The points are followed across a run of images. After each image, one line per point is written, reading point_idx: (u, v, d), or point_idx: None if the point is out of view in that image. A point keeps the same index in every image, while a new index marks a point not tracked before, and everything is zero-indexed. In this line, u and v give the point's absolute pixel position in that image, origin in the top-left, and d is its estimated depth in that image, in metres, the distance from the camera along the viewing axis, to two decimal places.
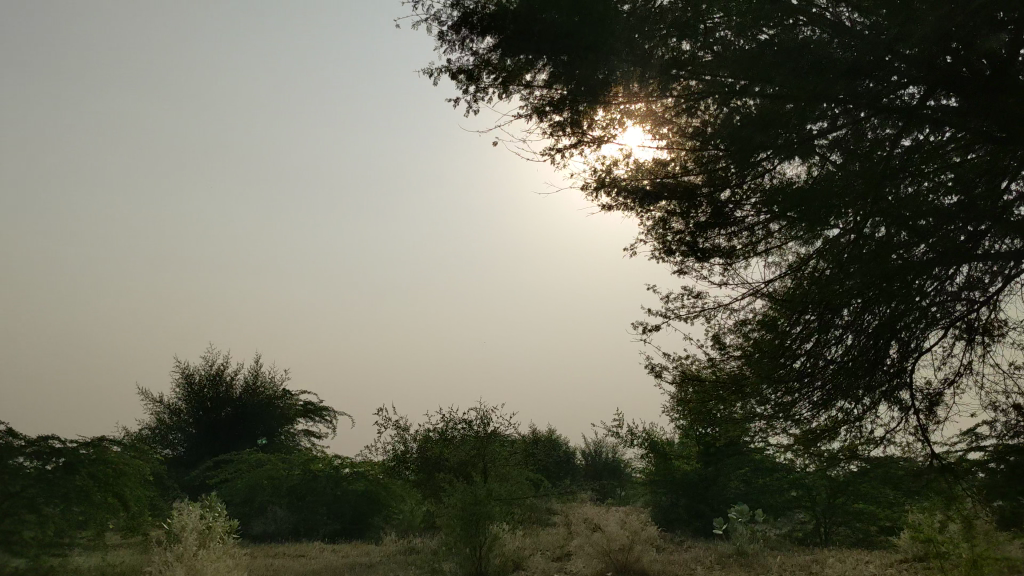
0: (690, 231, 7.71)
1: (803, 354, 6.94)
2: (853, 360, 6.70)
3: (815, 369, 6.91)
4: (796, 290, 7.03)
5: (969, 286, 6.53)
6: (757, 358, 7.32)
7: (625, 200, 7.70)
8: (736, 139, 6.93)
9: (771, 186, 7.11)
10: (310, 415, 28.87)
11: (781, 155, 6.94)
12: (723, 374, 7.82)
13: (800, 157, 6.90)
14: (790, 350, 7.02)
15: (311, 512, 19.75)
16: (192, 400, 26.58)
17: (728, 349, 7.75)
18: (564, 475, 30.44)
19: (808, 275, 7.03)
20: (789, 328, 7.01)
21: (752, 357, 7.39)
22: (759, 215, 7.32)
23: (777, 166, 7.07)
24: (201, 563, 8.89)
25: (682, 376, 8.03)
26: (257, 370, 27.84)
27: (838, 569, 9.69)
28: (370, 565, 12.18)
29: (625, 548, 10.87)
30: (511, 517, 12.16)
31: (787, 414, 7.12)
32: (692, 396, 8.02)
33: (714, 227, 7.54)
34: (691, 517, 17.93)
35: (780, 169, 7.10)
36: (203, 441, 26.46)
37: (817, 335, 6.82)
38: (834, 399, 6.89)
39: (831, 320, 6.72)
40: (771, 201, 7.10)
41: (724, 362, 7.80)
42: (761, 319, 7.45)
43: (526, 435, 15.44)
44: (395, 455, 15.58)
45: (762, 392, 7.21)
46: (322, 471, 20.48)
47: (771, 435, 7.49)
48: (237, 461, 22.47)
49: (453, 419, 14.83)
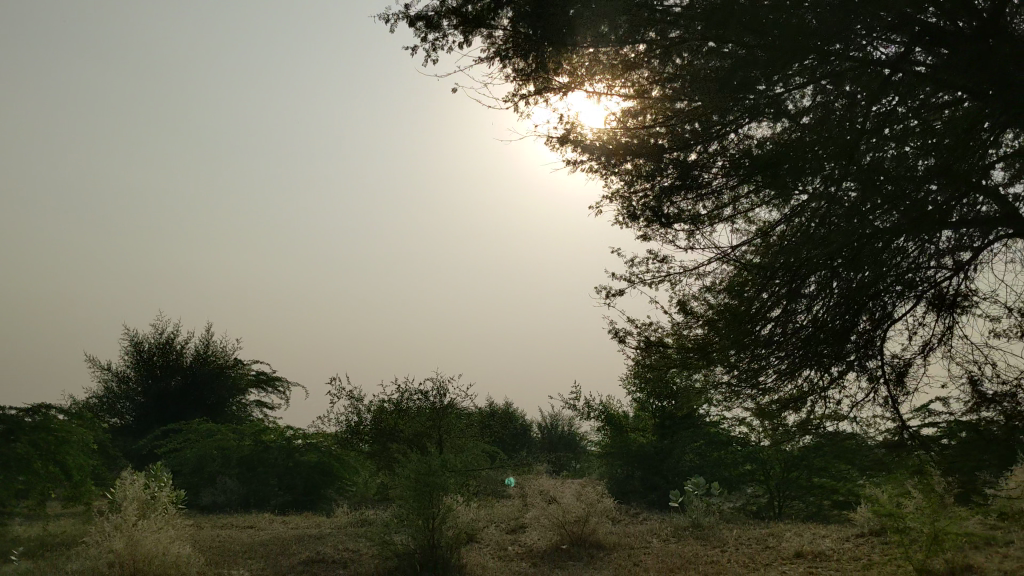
0: (655, 195, 7.50)
1: (771, 322, 6.79)
2: (820, 328, 6.56)
3: (783, 337, 6.76)
4: (765, 255, 6.87)
5: (941, 255, 6.40)
6: (724, 325, 7.14)
7: (590, 159, 7.45)
8: (705, 97, 6.71)
9: (740, 147, 6.92)
10: (263, 385, 28.41)
11: (751, 115, 6.76)
12: (688, 342, 7.63)
13: (770, 118, 6.72)
14: (758, 317, 6.87)
15: (261, 483, 19.36)
16: (141, 367, 25.95)
17: (692, 316, 7.56)
18: (520, 447, 30.33)
19: (777, 241, 6.88)
20: (756, 295, 6.85)
21: (719, 324, 7.22)
22: (726, 179, 7.13)
23: (747, 127, 6.88)
24: (140, 534, 8.52)
25: (645, 343, 7.83)
26: (209, 338, 27.26)
27: (795, 543, 9.57)
28: (319, 537, 11.88)
29: (580, 521, 10.67)
30: (465, 490, 11.92)
31: (752, 382, 6.99)
32: (656, 364, 7.83)
33: (680, 191, 7.34)
34: (646, 489, 17.86)
35: (748, 132, 6.92)
36: (152, 410, 25.88)
37: (786, 303, 6.66)
38: (801, 368, 6.76)
39: (799, 286, 6.57)
40: (740, 163, 6.92)
41: (689, 329, 7.61)
42: (728, 286, 7.27)
43: (482, 407, 15.20)
44: (348, 426, 15.25)
45: (728, 360, 7.06)
46: (274, 441, 20.10)
47: (737, 405, 7.33)
48: (186, 430, 21.99)
49: (408, 389, 14.53)
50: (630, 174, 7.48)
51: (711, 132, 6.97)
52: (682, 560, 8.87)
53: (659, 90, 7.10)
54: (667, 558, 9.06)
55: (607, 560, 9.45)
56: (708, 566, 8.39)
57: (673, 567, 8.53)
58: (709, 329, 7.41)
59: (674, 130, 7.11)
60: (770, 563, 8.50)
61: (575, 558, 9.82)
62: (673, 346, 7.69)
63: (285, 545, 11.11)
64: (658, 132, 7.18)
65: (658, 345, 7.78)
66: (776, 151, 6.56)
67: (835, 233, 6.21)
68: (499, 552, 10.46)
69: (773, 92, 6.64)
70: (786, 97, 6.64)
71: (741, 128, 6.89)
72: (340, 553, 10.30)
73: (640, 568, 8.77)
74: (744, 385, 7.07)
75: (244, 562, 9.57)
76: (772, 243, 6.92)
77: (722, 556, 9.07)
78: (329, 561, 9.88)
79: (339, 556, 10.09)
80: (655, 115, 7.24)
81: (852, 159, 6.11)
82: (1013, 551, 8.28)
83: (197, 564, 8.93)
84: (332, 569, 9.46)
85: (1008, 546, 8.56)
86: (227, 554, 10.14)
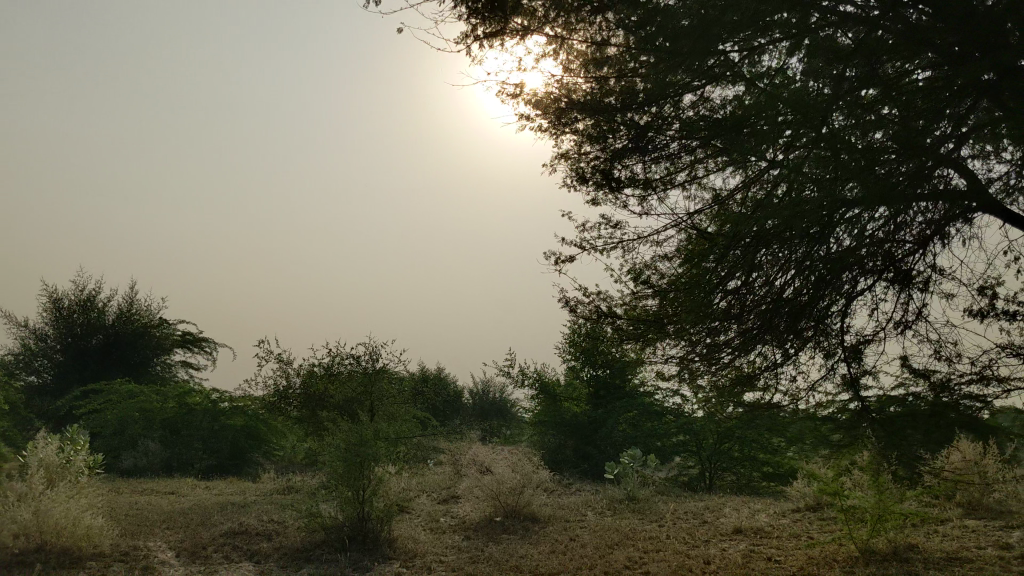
0: (606, 160, 7.25)
1: (726, 294, 6.58)
2: (773, 305, 6.42)
3: (739, 313, 6.56)
4: (723, 225, 6.69)
5: (899, 229, 6.30)
6: (682, 297, 6.91)
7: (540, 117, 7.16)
8: (662, 61, 6.44)
9: (698, 110, 6.81)
10: (189, 346, 27.61)
11: (712, 80, 6.68)
12: (644, 311, 7.40)
13: (731, 80, 6.64)
14: (713, 289, 6.62)
15: (185, 447, 18.73)
16: (60, 324, 24.87)
17: (643, 285, 7.34)
18: (452, 414, 30.00)
19: (736, 207, 6.77)
20: (708, 268, 6.64)
21: (676, 295, 7.00)
22: (679, 145, 6.92)
23: (705, 91, 6.78)
24: (48, 504, 7.99)
25: (600, 311, 7.57)
26: (133, 296, 26.32)
27: (733, 518, 9.44)
28: (242, 506, 11.40)
29: (515, 492, 10.38)
30: (396, 460, 11.57)
31: (707, 357, 6.89)
32: (611, 333, 7.59)
33: (632, 155, 7.09)
34: (578, 459, 17.72)
35: (706, 95, 6.82)
36: (71, 369, 24.88)
37: (744, 276, 6.44)
38: (754, 344, 6.63)
39: (753, 261, 6.34)
40: (696, 128, 6.73)
41: (644, 298, 7.37)
42: (684, 253, 7.08)
43: (415, 373, 14.82)
44: (276, 390, 14.74)
45: (682, 333, 6.92)
46: (200, 404, 19.47)
47: (693, 378, 7.19)
48: (107, 390, 21.22)
49: (339, 353, 14.09)
50: (580, 137, 7.23)
51: (663, 99, 6.74)
52: (620, 535, 8.66)
53: (613, 50, 6.88)
54: (605, 533, 8.83)
55: (543, 534, 9.19)
56: (648, 542, 8.18)
57: (612, 542, 8.31)
58: (661, 298, 7.21)
59: (625, 94, 6.86)
60: (710, 540, 8.33)
61: (510, 531, 9.54)
62: (629, 315, 7.46)
63: (206, 514, 10.62)
64: (609, 93, 6.92)
65: (614, 315, 7.53)
66: (737, 116, 6.43)
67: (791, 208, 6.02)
68: (430, 523, 10.14)
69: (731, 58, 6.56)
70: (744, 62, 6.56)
71: (700, 92, 6.79)
72: (264, 525, 9.85)
73: (578, 542, 8.53)
74: (700, 358, 6.96)
75: (162, 533, 9.11)
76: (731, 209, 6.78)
77: (660, 531, 8.88)
78: (251, 533, 9.44)
79: (262, 527, 9.68)
80: (606, 77, 6.94)
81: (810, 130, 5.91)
82: (950, 529, 8.23)
83: (110, 534, 8.45)
84: (255, 540, 9.04)
85: (944, 525, 8.52)
86: (144, 523, 9.63)
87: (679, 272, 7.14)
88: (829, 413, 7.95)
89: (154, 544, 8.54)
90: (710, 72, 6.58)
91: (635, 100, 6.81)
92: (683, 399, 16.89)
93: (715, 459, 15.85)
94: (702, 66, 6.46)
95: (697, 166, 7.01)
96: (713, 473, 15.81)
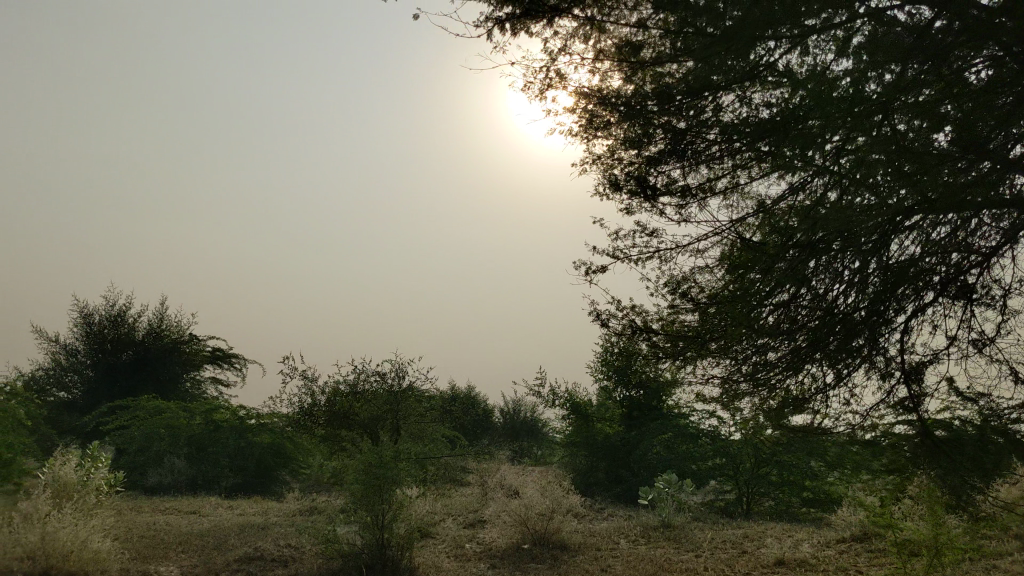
0: (641, 165, 6.85)
1: (773, 309, 6.19)
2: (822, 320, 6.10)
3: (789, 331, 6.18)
4: (769, 236, 6.30)
5: (961, 241, 5.92)
6: (723, 312, 6.47)
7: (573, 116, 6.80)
8: (700, 57, 6.20)
9: (739, 112, 6.48)
10: (219, 362, 27.45)
11: (754, 80, 6.40)
12: (682, 327, 6.94)
13: (774, 81, 6.35)
14: (759, 303, 6.21)
15: (212, 465, 18.45)
16: (90, 340, 24.74)
17: (682, 299, 6.90)
18: (482, 434, 29.53)
19: (780, 216, 6.37)
20: (753, 280, 6.25)
21: (716, 310, 6.57)
22: (718, 150, 6.54)
23: (748, 94, 6.45)
24: (55, 528, 7.67)
25: (634, 325, 7.13)
26: (163, 311, 26.19)
27: (774, 549, 8.92)
28: (261, 528, 11.03)
29: (543, 517, 9.91)
30: (420, 482, 11.15)
31: (751, 378, 6.49)
32: (646, 349, 7.15)
33: (669, 160, 6.69)
34: (610, 482, 17.22)
35: (748, 97, 6.47)
36: (101, 384, 24.79)
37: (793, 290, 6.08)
38: (804, 366, 6.23)
39: (800, 271, 6.01)
40: (737, 131, 6.38)
41: (682, 312, 6.93)
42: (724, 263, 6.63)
43: (442, 391, 14.42)
44: (301, 407, 14.41)
45: (725, 351, 6.53)
46: (226, 421, 19.20)
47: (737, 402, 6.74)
48: (135, 406, 21.06)
49: (365, 371, 13.72)
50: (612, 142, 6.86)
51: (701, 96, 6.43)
52: (654, 566, 8.17)
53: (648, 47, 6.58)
54: (637, 564, 8.35)
55: (572, 564, 8.72)
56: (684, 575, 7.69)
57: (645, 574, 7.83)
58: (702, 314, 6.77)
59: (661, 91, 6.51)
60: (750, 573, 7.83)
61: (537, 560, 9.08)
62: (665, 330, 7.01)
63: (224, 536, 10.27)
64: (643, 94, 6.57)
65: (649, 330, 7.08)
66: (783, 115, 6.16)
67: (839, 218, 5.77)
68: (453, 550, 9.71)
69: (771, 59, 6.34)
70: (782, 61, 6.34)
71: (744, 94, 6.46)
72: (281, 549, 9.47)
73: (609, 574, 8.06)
74: (744, 380, 6.55)
75: (176, 556, 8.80)
76: (774, 219, 6.38)
77: (697, 562, 8.39)
78: (268, 558, 9.06)
79: (280, 552, 9.32)
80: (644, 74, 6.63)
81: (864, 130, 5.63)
82: (1010, 565, 7.67)
83: (120, 559, 8.13)
84: (271, 566, 8.67)
85: (1005, 559, 7.93)
86: (158, 546, 9.29)
87: (721, 284, 6.70)
88: (873, 438, 7.50)
89: (166, 569, 8.21)
90: (753, 71, 6.32)
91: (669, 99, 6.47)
92: (719, 421, 16.32)
93: (753, 483, 15.21)
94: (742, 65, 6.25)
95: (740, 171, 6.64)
96: (751, 498, 15.15)
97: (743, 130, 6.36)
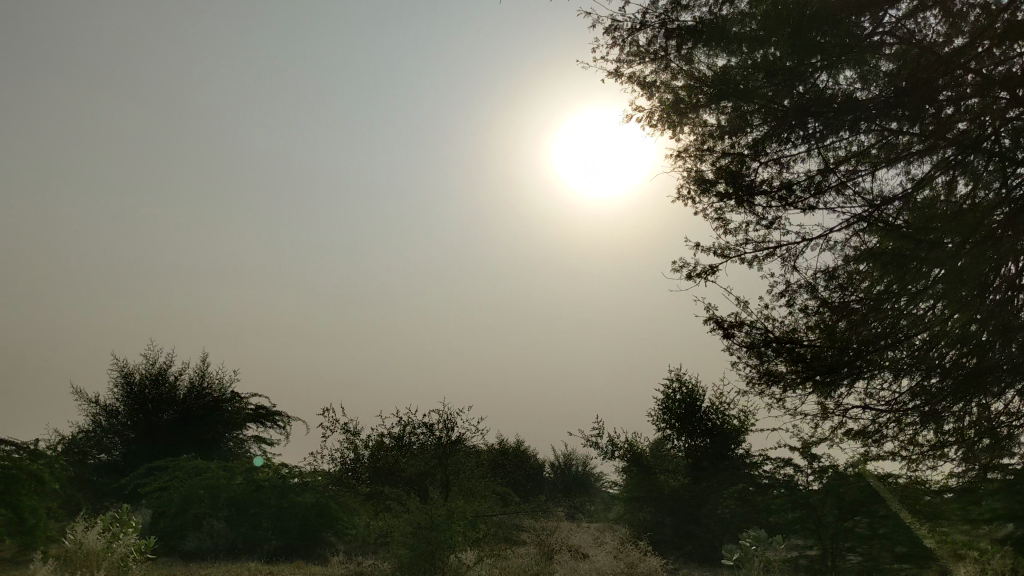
0: (749, 149, 8.73)
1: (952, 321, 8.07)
2: (999, 327, 7.91)
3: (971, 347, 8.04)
4: (903, 223, 8.38)
5: None
6: (867, 320, 8.37)
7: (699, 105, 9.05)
8: (796, 44, 8.11)
9: (841, 92, 8.15)
10: (262, 421, 26.59)
11: (851, 68, 8.10)
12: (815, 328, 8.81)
13: (868, 66, 8.06)
14: (917, 311, 8.26)
15: (252, 529, 17.40)
16: (132, 399, 23.92)
17: (825, 298, 8.73)
18: (535, 490, 28.30)
19: (915, 201, 8.39)
20: (898, 293, 8.36)
21: (853, 313, 8.51)
22: (816, 132, 8.30)
23: (843, 80, 8.14)
24: None
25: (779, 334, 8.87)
26: (205, 369, 25.35)
27: None
28: None
29: None
30: (472, 542, 10.03)
31: (928, 398, 8.22)
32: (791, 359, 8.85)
33: (775, 139, 8.47)
34: (680, 539, 15.94)
35: (844, 81, 8.15)
36: (141, 447, 23.91)
37: (967, 301, 8.00)
38: (976, 381, 7.98)
39: (979, 277, 7.93)
40: (837, 114, 8.14)
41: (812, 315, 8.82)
42: (857, 259, 8.60)
43: (494, 443, 13.42)
44: (343, 461, 13.52)
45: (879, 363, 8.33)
46: (268, 481, 18.23)
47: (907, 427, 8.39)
48: (172, 468, 20.17)
49: (411, 422, 12.79)
50: (712, 135, 8.94)
51: (799, 80, 8.26)
52: None
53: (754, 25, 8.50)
54: None
55: None
56: None
57: None
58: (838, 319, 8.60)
59: (780, 75, 8.28)
60: None
61: None
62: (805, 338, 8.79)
63: None
64: (754, 80, 8.49)
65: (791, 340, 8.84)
66: (899, 85, 7.84)
67: (1000, 217, 7.84)
68: None
69: (869, 38, 7.99)
70: (883, 49, 7.99)
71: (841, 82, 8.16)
72: None
73: None
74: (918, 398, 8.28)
75: None
76: (911, 205, 8.41)
77: None
78: None
79: None
80: (756, 54, 8.52)
81: (979, 78, 7.54)
82: None
83: None
84: None
85: None
86: None
87: (857, 276, 8.60)
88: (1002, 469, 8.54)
89: None
90: (860, 49, 8.01)
91: (777, 82, 8.31)
92: (795, 467, 15.05)
93: (838, 538, 13.66)
94: (848, 49, 8.02)
95: (841, 157, 8.30)
96: (836, 554, 13.57)
97: (837, 104, 8.12)
